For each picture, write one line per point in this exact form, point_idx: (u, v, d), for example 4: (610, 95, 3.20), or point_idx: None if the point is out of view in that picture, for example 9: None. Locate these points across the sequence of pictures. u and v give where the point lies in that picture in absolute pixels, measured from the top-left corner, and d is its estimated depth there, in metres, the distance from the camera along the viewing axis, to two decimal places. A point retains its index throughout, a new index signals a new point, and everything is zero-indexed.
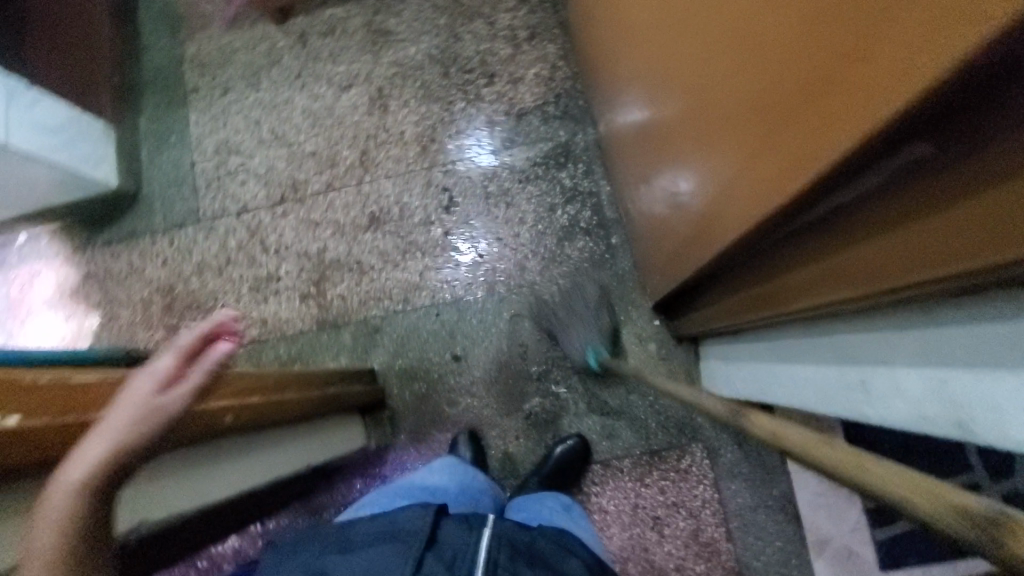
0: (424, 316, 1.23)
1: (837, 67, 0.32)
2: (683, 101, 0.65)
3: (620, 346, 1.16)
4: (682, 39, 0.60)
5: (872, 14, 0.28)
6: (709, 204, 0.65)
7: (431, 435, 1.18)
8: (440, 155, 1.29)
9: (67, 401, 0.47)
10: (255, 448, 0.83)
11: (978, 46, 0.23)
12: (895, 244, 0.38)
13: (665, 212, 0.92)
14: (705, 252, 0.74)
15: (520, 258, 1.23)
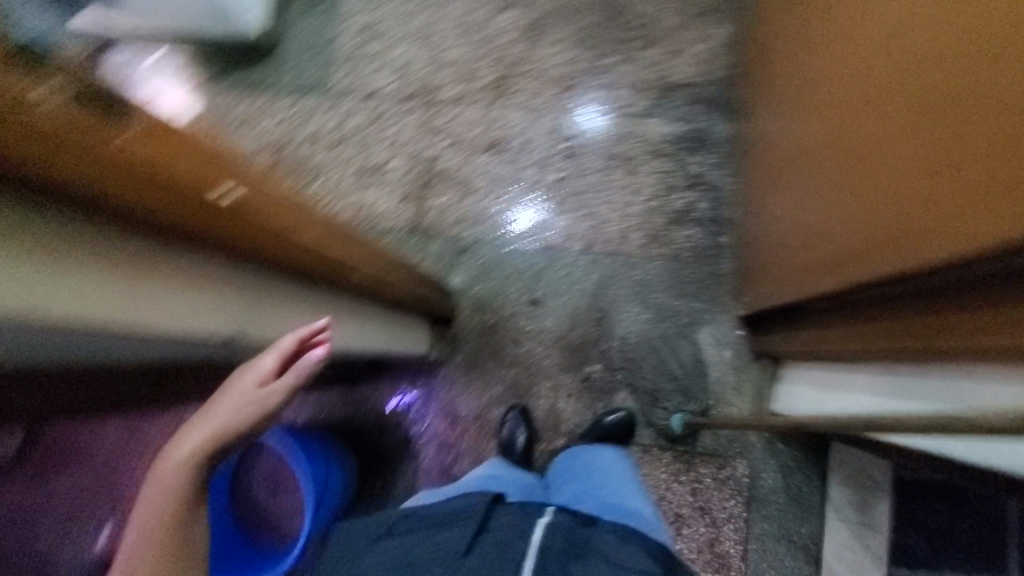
0: (514, 252, 1.22)
1: (928, 208, 0.45)
2: (820, 151, 0.75)
3: (696, 343, 1.14)
4: (832, 103, 0.70)
5: (954, 190, 0.41)
6: (816, 244, 0.77)
7: (486, 366, 1.18)
8: (577, 102, 1.27)
9: (253, 197, 0.50)
10: (369, 312, 0.85)
11: (997, 246, 0.37)
12: (977, 320, 0.50)
13: (776, 228, 0.97)
14: (800, 278, 0.85)
15: (624, 227, 1.21)
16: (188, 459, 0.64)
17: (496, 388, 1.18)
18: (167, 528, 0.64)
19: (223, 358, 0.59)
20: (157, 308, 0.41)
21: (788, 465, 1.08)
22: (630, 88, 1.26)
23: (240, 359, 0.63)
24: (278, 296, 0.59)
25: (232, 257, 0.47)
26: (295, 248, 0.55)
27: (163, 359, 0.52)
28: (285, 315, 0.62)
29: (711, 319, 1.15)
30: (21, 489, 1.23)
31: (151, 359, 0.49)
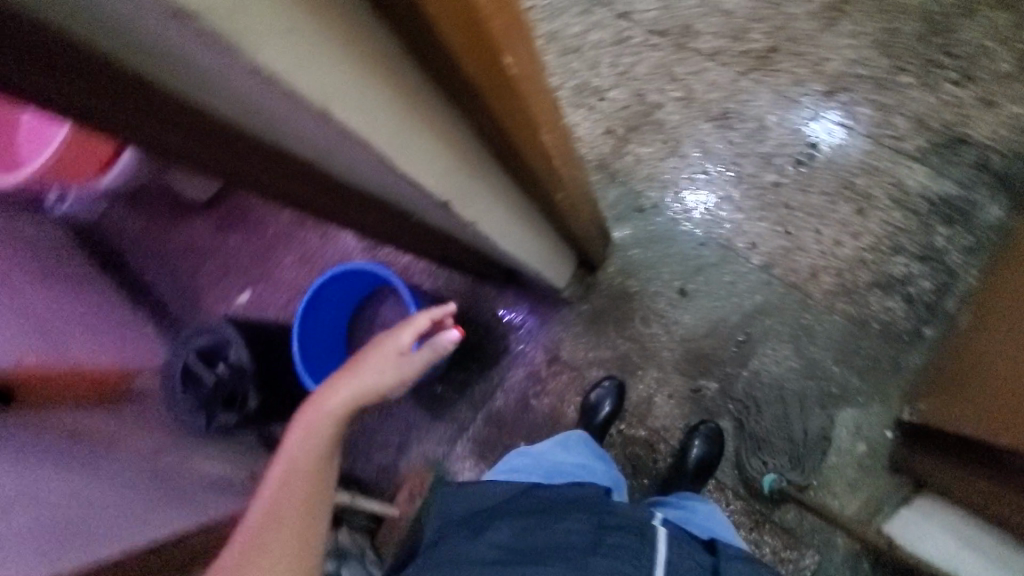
0: (689, 234, 1.13)
1: None
2: None
3: (831, 418, 1.02)
4: None
5: None
6: None
7: (605, 329, 1.15)
8: (841, 110, 1.09)
9: (513, 37, 0.42)
10: (538, 220, 0.82)
11: None
12: None
13: (1000, 341, 0.82)
14: (989, 411, 0.78)
15: (820, 265, 1.07)
16: (326, 421, 0.66)
17: (604, 352, 1.15)
18: (301, 502, 0.63)
19: (407, 194, 0.59)
20: (382, 121, 0.39)
21: None
22: (912, 121, 1.06)
23: (417, 203, 0.63)
24: (481, 166, 0.57)
25: (456, 95, 0.43)
26: (519, 127, 0.52)
27: (361, 165, 0.53)
28: (479, 190, 0.59)
29: (863, 403, 1.01)
30: (201, 229, 1.51)
31: (351, 156, 0.49)
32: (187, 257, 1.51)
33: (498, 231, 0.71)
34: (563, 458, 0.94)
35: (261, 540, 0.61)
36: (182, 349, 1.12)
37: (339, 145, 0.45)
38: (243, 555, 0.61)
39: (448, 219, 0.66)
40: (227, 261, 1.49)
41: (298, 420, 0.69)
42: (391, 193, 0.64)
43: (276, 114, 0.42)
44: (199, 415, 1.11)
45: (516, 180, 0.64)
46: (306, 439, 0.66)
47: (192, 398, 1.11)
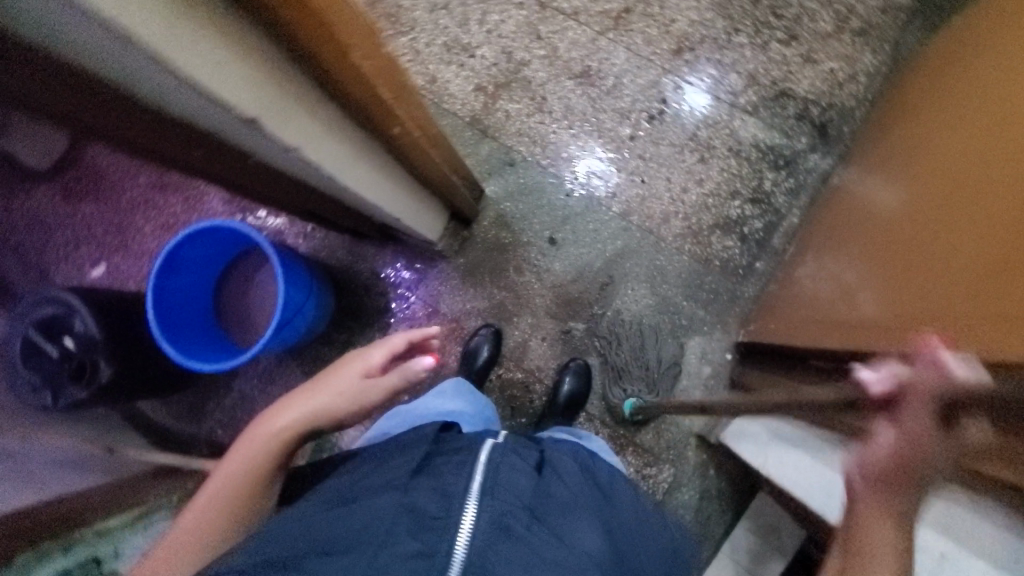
0: (555, 185, 1.20)
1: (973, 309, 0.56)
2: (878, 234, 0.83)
3: (683, 348, 1.13)
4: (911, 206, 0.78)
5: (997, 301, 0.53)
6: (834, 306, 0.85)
7: (481, 279, 1.20)
8: (686, 68, 1.19)
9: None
10: (396, 170, 0.84)
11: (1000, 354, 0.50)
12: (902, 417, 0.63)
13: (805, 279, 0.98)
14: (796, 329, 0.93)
15: (671, 210, 1.16)
16: (264, 440, 0.71)
17: (482, 302, 1.19)
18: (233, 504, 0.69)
19: (249, 136, 0.58)
20: (201, 45, 0.38)
21: (710, 491, 1.10)
22: (746, 78, 1.18)
23: (260, 144, 0.62)
24: (313, 99, 0.57)
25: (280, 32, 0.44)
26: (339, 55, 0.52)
27: (189, 102, 0.51)
28: (319, 128, 0.59)
29: (708, 332, 1.13)
30: (53, 199, 1.39)
31: (172, 90, 0.48)
32: (36, 231, 1.39)
33: (351, 181, 0.73)
34: (430, 405, 0.87)
35: (181, 542, 0.68)
36: (19, 321, 1.00)
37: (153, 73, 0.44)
38: (163, 556, 0.67)
39: (295, 162, 0.65)
40: (79, 231, 1.37)
41: (244, 433, 0.73)
42: (236, 136, 0.63)
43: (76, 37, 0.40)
44: (44, 392, 0.99)
45: (360, 118, 0.65)
46: (243, 454, 0.71)
47: (35, 374, 0.99)
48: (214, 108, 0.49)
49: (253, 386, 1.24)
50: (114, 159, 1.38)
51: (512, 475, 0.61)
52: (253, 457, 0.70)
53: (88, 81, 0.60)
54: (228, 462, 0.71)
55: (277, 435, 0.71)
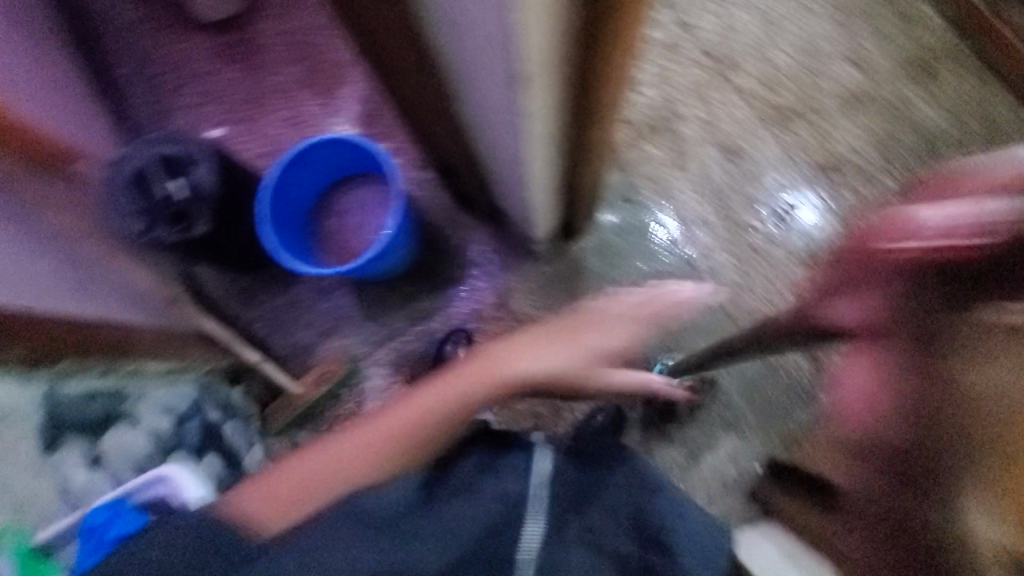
0: (663, 240, 1.21)
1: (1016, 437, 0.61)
2: None
3: (718, 440, 1.13)
4: None
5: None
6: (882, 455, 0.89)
7: (558, 294, 1.22)
8: (827, 186, 1.21)
9: None
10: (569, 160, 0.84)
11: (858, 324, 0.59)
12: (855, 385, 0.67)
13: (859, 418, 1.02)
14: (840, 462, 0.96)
15: (760, 308, 1.17)
16: (508, 373, 0.82)
17: (549, 315, 1.22)
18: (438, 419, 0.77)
19: (492, 92, 0.60)
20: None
21: None
22: None
23: (485, 99, 0.64)
24: (561, 85, 0.59)
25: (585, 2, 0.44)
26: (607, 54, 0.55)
27: (471, 36, 0.54)
28: (550, 110, 0.61)
29: (747, 435, 1.13)
30: (205, 54, 1.45)
31: (472, 25, 0.50)
32: (178, 73, 1.45)
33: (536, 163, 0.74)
34: None
35: (322, 471, 0.72)
36: (141, 149, 1.04)
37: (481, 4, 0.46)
38: (299, 475, 0.73)
39: (503, 127, 0.68)
40: (216, 91, 1.43)
41: (483, 359, 0.85)
42: (465, 82, 0.66)
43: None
44: (138, 222, 1.00)
45: (572, 111, 0.67)
46: (479, 376, 0.82)
47: (138, 201, 1.01)
48: (495, 56, 0.51)
49: (310, 297, 1.28)
50: (276, 41, 1.44)
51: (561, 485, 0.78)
52: (484, 382, 0.81)
53: None
54: (392, 416, 0.77)
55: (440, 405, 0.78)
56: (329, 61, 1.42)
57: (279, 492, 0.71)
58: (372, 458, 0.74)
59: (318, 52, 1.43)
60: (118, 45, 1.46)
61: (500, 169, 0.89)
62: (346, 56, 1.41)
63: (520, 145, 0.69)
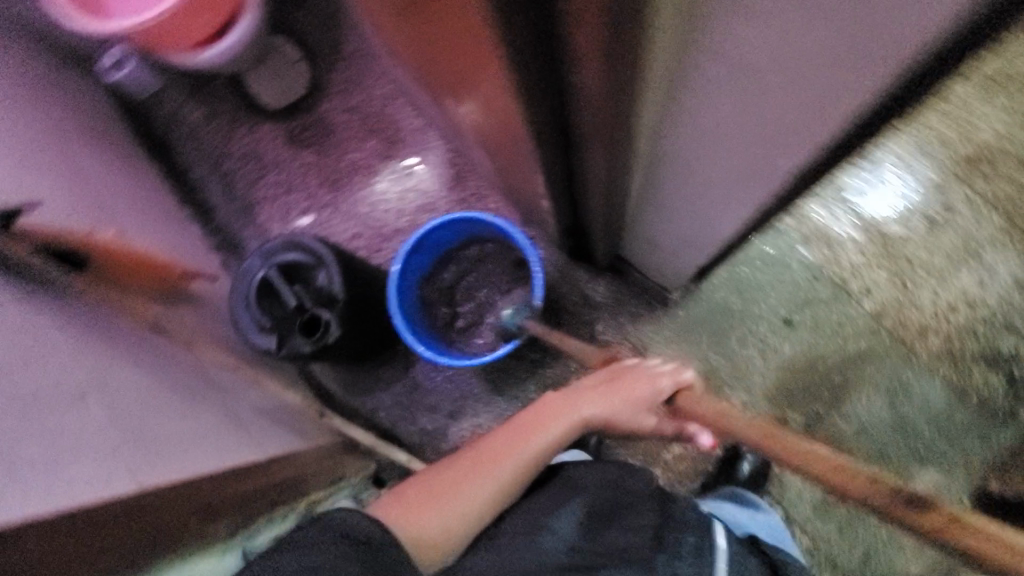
0: (802, 266, 1.12)
1: None
2: None
3: (915, 475, 1.02)
4: None
5: None
6: None
7: (698, 339, 1.13)
8: (977, 179, 1.10)
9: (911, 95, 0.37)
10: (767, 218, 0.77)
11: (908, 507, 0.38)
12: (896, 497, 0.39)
13: None
14: None
15: (932, 326, 1.06)
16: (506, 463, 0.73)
17: (693, 364, 1.13)
18: (453, 494, 0.70)
19: (728, 161, 0.57)
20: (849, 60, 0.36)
21: None
22: None
23: (696, 161, 0.60)
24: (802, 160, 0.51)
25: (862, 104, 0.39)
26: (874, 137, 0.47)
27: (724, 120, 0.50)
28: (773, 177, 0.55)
29: (946, 467, 1.01)
30: (275, 143, 1.43)
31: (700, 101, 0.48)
32: (253, 167, 1.43)
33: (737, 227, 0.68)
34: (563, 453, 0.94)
35: (452, 493, 0.70)
36: (264, 257, 1.01)
37: (770, 95, 0.44)
38: (428, 491, 0.70)
39: (718, 186, 0.63)
40: (296, 180, 1.40)
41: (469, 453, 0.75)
42: (683, 161, 0.61)
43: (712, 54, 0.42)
44: (270, 336, 0.98)
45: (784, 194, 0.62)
46: (467, 465, 0.73)
47: (267, 315, 1.00)
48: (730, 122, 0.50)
49: (431, 379, 1.23)
50: (343, 118, 1.40)
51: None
52: (485, 464, 0.73)
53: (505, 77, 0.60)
54: (440, 472, 0.73)
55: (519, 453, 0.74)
56: (402, 129, 1.37)
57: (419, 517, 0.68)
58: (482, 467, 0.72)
59: (387, 122, 1.38)
60: (188, 149, 1.47)
61: (672, 226, 0.83)
62: (420, 121, 1.36)
63: (738, 196, 0.63)
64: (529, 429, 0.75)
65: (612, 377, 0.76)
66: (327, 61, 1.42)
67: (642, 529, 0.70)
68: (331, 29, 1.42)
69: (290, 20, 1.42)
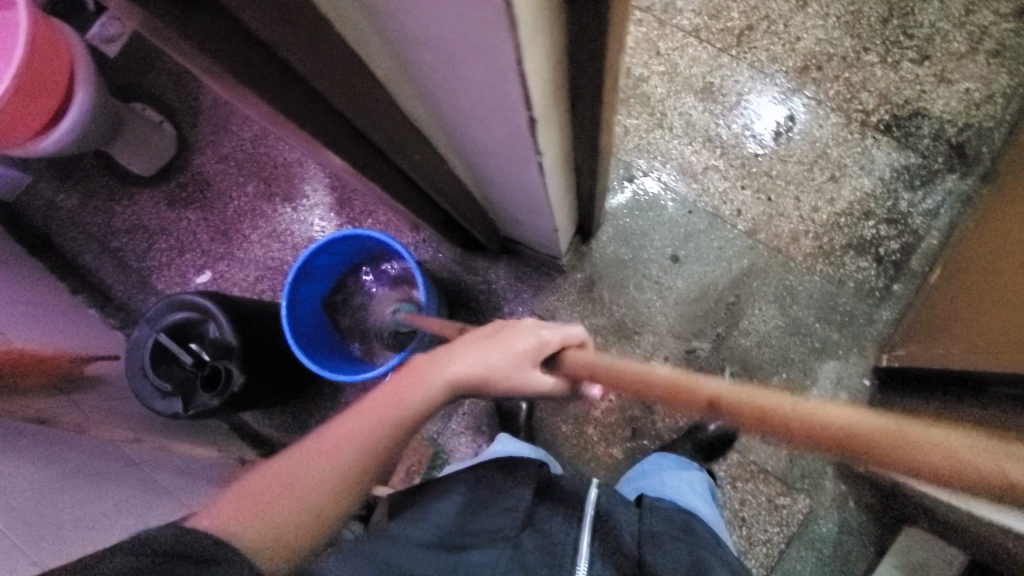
0: (677, 203, 1.18)
1: None
2: (1009, 241, 0.89)
3: (817, 369, 1.08)
4: (1007, 234, 0.91)
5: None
6: (993, 292, 0.85)
7: (600, 296, 1.17)
8: (812, 86, 1.17)
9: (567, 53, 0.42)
10: (602, 170, 0.81)
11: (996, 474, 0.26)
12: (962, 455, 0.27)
13: (959, 294, 0.93)
14: (949, 344, 0.89)
15: (800, 229, 1.14)
16: (376, 435, 0.57)
17: (600, 320, 1.16)
18: (314, 488, 0.53)
19: (489, 134, 0.57)
20: (503, 64, 0.41)
21: (849, 523, 1.03)
22: (877, 96, 1.15)
23: (478, 136, 0.61)
24: (550, 114, 0.52)
25: (538, 79, 0.43)
26: (610, 74, 0.52)
27: (475, 113, 0.54)
28: (557, 127, 0.58)
29: (842, 356, 1.08)
30: (157, 208, 1.41)
31: (449, 94, 0.52)
32: (139, 237, 1.41)
33: (558, 191, 0.73)
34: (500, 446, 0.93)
35: (299, 468, 0.54)
36: (150, 322, 0.99)
37: (463, 64, 0.44)
38: (271, 483, 0.53)
39: (509, 165, 0.65)
40: (185, 240, 1.39)
41: (322, 433, 0.57)
42: (466, 134, 0.62)
43: (421, 49, 0.46)
44: (175, 399, 0.97)
45: (584, 146, 0.67)
46: (324, 448, 0.56)
47: (167, 379, 0.98)
48: (477, 112, 0.53)
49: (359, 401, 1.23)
50: (218, 168, 1.39)
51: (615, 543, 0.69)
52: (354, 445, 0.56)
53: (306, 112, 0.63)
54: (284, 468, 0.54)
55: (392, 424, 0.58)
56: (278, 165, 1.37)
57: (258, 519, 0.50)
58: (345, 448, 0.56)
59: (262, 162, 1.38)
60: (68, 236, 1.43)
61: (515, 207, 0.84)
62: (294, 153, 1.37)
63: (524, 174, 0.64)
64: (398, 390, 0.61)
65: (485, 331, 0.67)
66: (190, 116, 1.41)
67: (511, 511, 0.70)
68: (185, 85, 1.41)
69: (147, 86, 1.42)
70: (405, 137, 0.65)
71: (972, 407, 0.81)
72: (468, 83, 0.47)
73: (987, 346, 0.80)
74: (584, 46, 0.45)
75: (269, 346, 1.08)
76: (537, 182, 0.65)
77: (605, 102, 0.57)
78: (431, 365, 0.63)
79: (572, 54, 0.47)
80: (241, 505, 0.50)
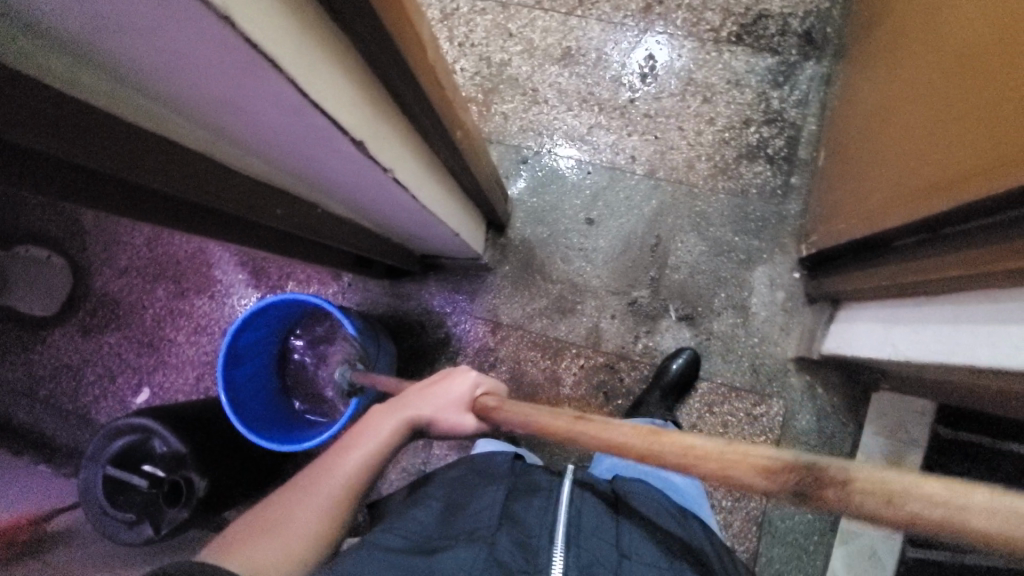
0: (575, 170, 1.20)
1: (932, 102, 0.74)
2: (873, 105, 0.93)
3: (750, 279, 1.12)
4: (873, 96, 0.94)
5: (923, 112, 0.76)
6: (879, 152, 0.87)
7: (533, 280, 1.18)
8: (660, 21, 1.21)
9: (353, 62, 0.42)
10: (477, 162, 0.82)
11: (768, 470, 0.37)
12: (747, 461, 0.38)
13: (847, 170, 0.98)
14: (850, 219, 0.93)
15: (693, 155, 1.17)
16: (340, 480, 0.63)
17: (540, 302, 1.17)
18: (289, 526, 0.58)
19: (336, 167, 0.57)
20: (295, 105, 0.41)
21: (825, 409, 1.07)
22: (720, 12, 1.20)
23: (330, 173, 0.61)
24: (377, 127, 0.52)
25: (341, 101, 0.44)
26: (417, 67, 0.53)
27: (311, 155, 0.54)
28: (398, 137, 0.58)
29: (768, 259, 1.12)
30: (73, 344, 1.35)
31: (276, 142, 0.52)
32: (66, 378, 1.35)
33: (435, 196, 0.74)
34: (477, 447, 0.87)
35: (281, 516, 0.59)
36: (97, 458, 0.94)
37: (265, 113, 0.44)
38: (249, 528, 0.58)
39: (373, 190, 0.65)
40: (114, 364, 1.33)
41: (295, 484, 0.63)
42: (320, 174, 0.62)
43: (224, 112, 0.45)
44: (144, 525, 0.93)
45: (439, 143, 0.68)
46: (297, 495, 0.62)
47: (130, 509, 0.94)
48: (313, 153, 0.53)
49: None
50: (123, 283, 1.34)
51: (593, 527, 0.60)
52: (321, 492, 0.62)
53: (156, 208, 0.61)
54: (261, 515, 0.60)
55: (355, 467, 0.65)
56: (183, 260, 1.33)
57: (239, 552, 0.55)
58: (313, 489, 0.62)
59: (165, 262, 1.33)
60: None
61: (407, 225, 0.84)
62: (194, 243, 1.33)
63: (390, 194, 0.65)
64: (357, 437, 0.69)
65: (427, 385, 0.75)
66: (78, 241, 1.36)
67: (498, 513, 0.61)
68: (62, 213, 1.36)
69: (24, 225, 1.36)
70: (254, 192, 0.65)
71: (884, 266, 0.86)
72: (285, 129, 0.47)
73: (877, 209, 0.85)
74: (372, 50, 0.45)
75: (223, 441, 1.04)
76: (408, 197, 0.66)
77: (433, 97, 0.58)
78: (386, 414, 0.71)
79: (368, 62, 0.47)
80: (223, 549, 0.55)
